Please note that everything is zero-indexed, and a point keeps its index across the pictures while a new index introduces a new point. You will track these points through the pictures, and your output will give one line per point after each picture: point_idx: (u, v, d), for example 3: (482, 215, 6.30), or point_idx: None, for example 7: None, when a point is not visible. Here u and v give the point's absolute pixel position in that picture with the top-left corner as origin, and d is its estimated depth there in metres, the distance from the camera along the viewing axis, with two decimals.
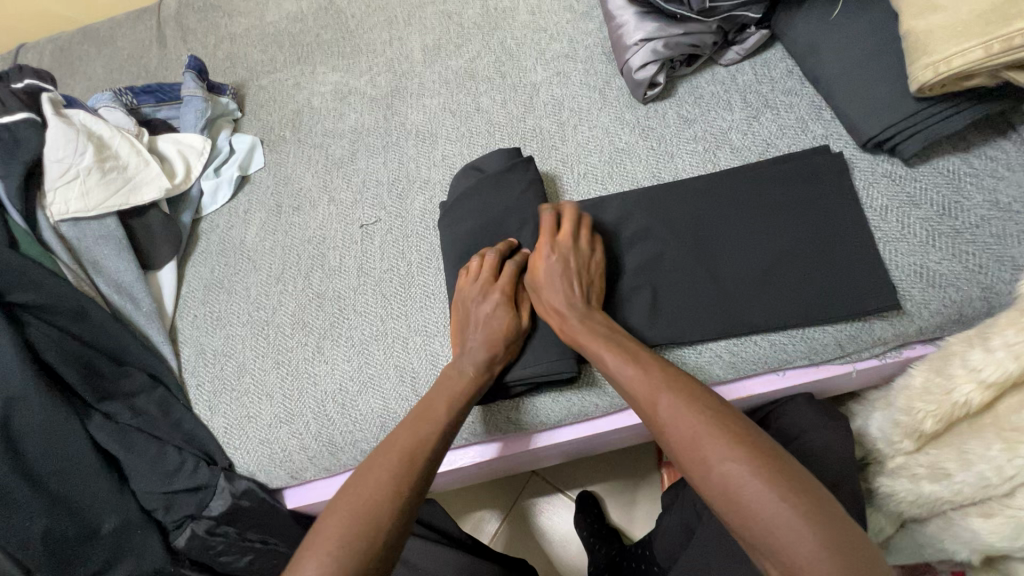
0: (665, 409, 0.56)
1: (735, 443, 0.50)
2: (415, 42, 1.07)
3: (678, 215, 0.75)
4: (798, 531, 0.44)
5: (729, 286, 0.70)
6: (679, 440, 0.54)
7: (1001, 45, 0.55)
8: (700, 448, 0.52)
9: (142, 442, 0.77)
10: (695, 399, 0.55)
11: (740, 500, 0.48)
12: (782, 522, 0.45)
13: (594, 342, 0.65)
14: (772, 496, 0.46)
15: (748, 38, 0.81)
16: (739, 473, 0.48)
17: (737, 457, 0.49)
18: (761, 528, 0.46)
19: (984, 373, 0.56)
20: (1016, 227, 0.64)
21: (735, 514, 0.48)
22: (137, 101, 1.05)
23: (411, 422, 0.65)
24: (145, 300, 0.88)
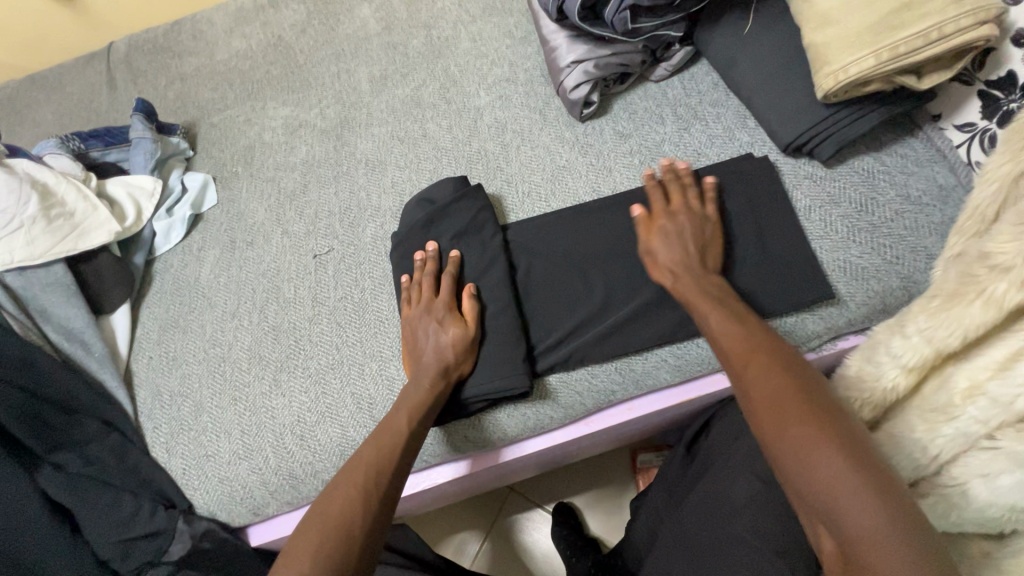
0: (754, 369, 0.56)
1: (823, 411, 0.50)
2: (362, 73, 1.10)
3: (619, 226, 0.78)
4: (866, 502, 0.44)
5: (671, 292, 0.72)
6: (755, 399, 0.54)
7: (889, 52, 0.59)
8: (779, 407, 0.52)
9: (94, 490, 0.75)
10: (784, 364, 0.56)
11: (807, 459, 0.47)
12: (847, 486, 0.45)
13: (698, 300, 0.65)
14: (842, 461, 0.46)
15: (674, 55, 0.85)
16: (816, 438, 0.48)
17: (810, 422, 0.49)
18: (823, 492, 0.46)
19: (904, 359, 0.57)
20: (926, 219, 0.68)
21: (792, 470, 0.48)
22: (86, 146, 1.04)
23: (375, 438, 0.66)
24: (96, 345, 0.87)
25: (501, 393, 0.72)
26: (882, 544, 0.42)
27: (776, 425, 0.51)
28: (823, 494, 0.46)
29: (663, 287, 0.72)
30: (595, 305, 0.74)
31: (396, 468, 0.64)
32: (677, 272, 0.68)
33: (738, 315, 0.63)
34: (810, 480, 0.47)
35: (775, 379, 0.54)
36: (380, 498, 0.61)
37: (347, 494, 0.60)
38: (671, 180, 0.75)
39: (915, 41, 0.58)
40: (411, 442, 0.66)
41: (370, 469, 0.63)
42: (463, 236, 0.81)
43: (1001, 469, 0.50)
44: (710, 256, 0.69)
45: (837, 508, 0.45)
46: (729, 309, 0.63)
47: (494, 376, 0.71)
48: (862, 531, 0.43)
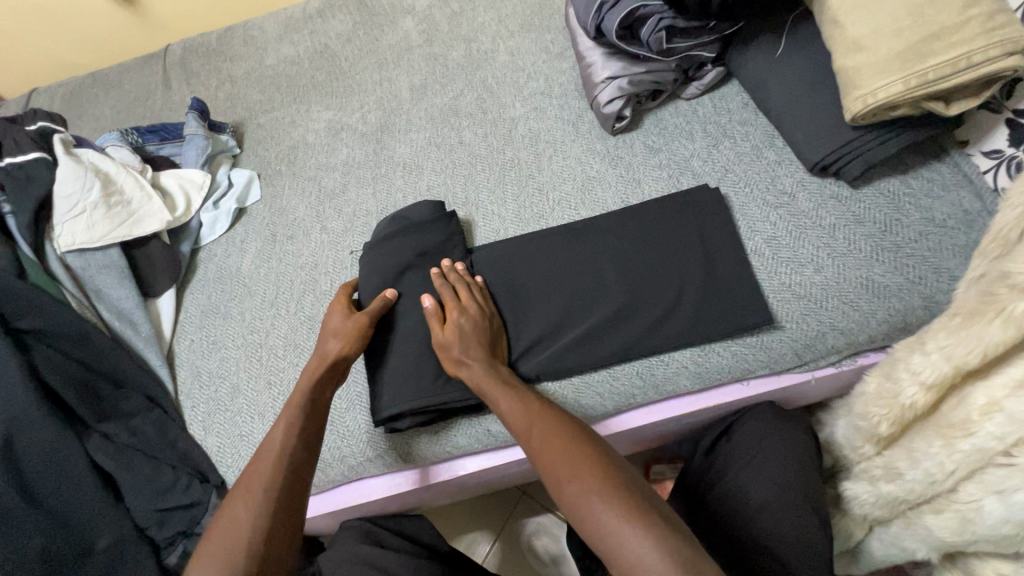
0: (537, 437, 0.64)
1: (592, 465, 0.59)
2: (403, 81, 1.15)
3: (616, 242, 0.80)
4: (627, 532, 0.53)
5: (631, 312, 0.75)
6: (548, 465, 0.62)
7: (917, 79, 0.61)
8: (563, 473, 0.60)
9: (137, 460, 0.80)
10: (560, 428, 0.64)
11: (592, 517, 0.56)
12: (612, 528, 0.54)
13: (486, 383, 0.70)
14: (602, 504, 0.55)
15: (706, 74, 0.88)
16: (583, 493, 0.57)
17: (586, 479, 0.58)
18: (602, 538, 0.54)
19: (923, 376, 0.58)
20: (951, 241, 0.70)
21: (582, 526, 0.57)
22: (143, 140, 1.11)
23: (256, 461, 0.68)
24: (143, 325, 0.92)
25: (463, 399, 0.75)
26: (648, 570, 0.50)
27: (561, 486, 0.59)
28: (605, 540, 0.54)
29: (621, 308, 0.75)
30: (554, 320, 0.77)
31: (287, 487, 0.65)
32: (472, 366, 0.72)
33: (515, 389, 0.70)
34: (595, 528, 0.55)
35: (559, 448, 0.62)
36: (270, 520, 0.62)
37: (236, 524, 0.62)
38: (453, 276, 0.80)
39: (944, 69, 0.60)
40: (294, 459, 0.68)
41: (255, 495, 0.64)
42: (426, 255, 0.85)
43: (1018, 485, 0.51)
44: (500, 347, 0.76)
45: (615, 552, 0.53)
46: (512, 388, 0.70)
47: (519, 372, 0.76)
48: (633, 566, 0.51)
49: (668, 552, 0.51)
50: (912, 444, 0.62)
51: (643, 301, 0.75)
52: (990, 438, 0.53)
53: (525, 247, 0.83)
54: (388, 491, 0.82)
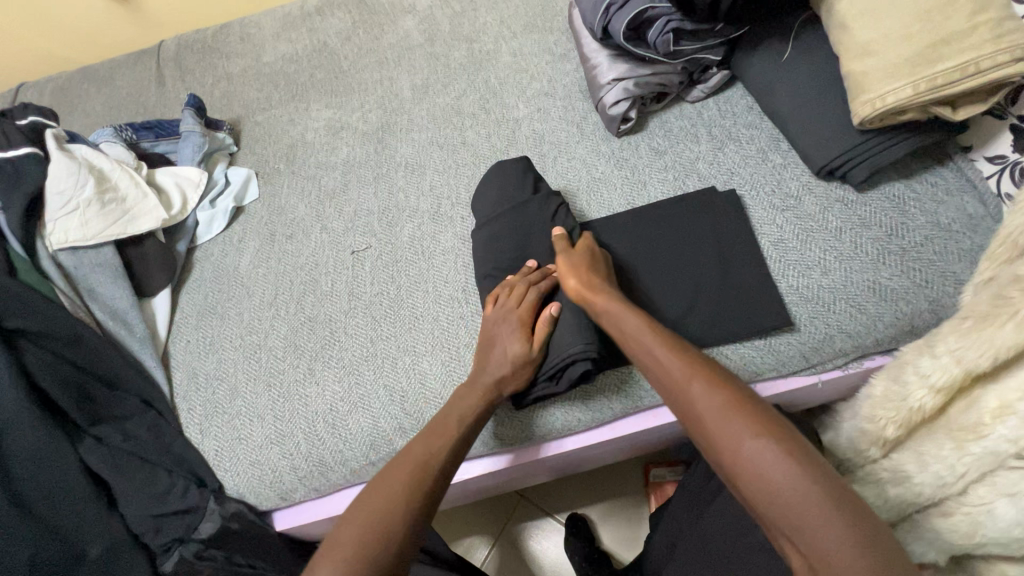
0: (695, 388, 0.57)
1: (766, 428, 0.52)
2: (404, 80, 1.14)
3: (629, 240, 0.79)
4: (825, 507, 0.47)
5: (647, 307, 0.74)
6: (703, 426, 0.55)
7: (926, 84, 0.62)
8: (727, 435, 0.53)
9: (132, 465, 0.77)
10: (722, 381, 0.56)
11: (767, 485, 0.49)
12: (805, 502, 0.47)
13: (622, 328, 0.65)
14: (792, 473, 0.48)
15: (711, 77, 0.88)
16: (768, 457, 0.50)
17: (759, 444, 0.51)
18: (783, 509, 0.48)
19: (933, 378, 0.59)
20: (956, 245, 0.70)
21: (755, 491, 0.50)
22: (137, 137, 1.09)
23: (396, 464, 0.64)
24: (138, 326, 0.90)
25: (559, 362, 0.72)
26: (843, 555, 0.44)
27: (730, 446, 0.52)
28: (786, 513, 0.48)
29: (638, 302, 0.75)
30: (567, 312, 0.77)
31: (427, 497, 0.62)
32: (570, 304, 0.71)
33: (657, 337, 0.63)
34: (771, 497, 0.49)
35: (723, 406, 0.54)
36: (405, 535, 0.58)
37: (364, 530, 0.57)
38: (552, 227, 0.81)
39: (952, 75, 0.61)
40: (435, 467, 0.64)
41: (388, 505, 0.60)
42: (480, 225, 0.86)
43: None
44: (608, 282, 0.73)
45: (798, 527, 0.47)
46: (663, 335, 0.63)
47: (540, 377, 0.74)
48: (826, 547, 0.45)
49: (868, 537, 0.45)
50: (921, 447, 0.62)
51: (662, 295, 0.74)
52: (1003, 441, 0.53)
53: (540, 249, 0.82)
54: None
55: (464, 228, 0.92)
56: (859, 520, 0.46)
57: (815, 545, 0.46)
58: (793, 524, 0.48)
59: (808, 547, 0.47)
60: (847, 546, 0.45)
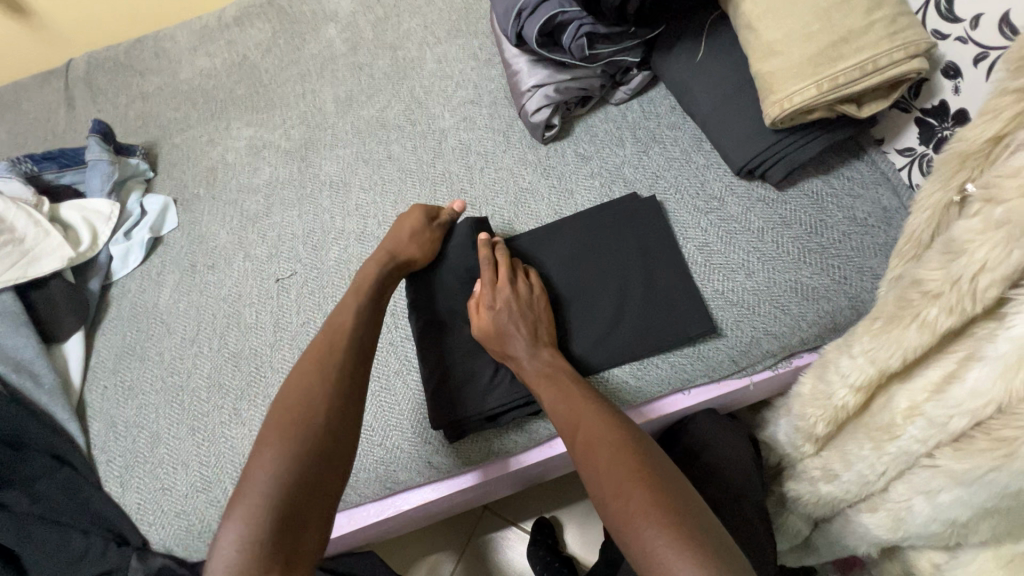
0: (583, 440, 0.60)
1: (636, 476, 0.55)
2: (327, 93, 1.09)
3: (560, 253, 0.78)
4: (676, 555, 0.48)
5: (581, 322, 0.73)
6: (590, 472, 0.58)
7: (829, 83, 0.62)
8: (604, 484, 0.56)
9: (42, 530, 0.73)
10: (609, 431, 0.59)
11: (630, 531, 0.52)
12: (659, 552, 0.49)
13: (534, 379, 0.67)
14: (651, 523, 0.50)
15: (633, 79, 0.87)
16: (632, 508, 0.52)
17: (628, 492, 0.54)
18: (642, 559, 0.50)
19: (851, 378, 0.59)
20: (872, 240, 0.71)
21: (624, 541, 0.52)
22: (39, 168, 1.01)
23: (283, 401, 0.61)
24: (46, 376, 0.83)
25: (501, 406, 0.72)
26: None
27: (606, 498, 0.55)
28: (645, 563, 0.50)
29: (572, 318, 0.74)
30: None
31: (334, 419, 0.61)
32: (515, 357, 0.69)
33: (562, 386, 0.65)
34: (634, 547, 0.51)
35: (605, 454, 0.57)
36: (318, 462, 0.58)
37: (274, 469, 0.56)
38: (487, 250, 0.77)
39: (853, 73, 0.61)
40: (323, 391, 0.62)
41: (284, 436, 0.58)
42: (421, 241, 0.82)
43: (942, 487, 0.52)
44: (544, 331, 0.71)
45: (651, 569, 0.49)
46: (564, 385, 0.65)
47: (476, 407, 0.72)
48: None
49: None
50: (845, 445, 0.62)
51: (594, 310, 0.74)
52: (914, 441, 0.53)
53: (471, 271, 0.80)
54: None
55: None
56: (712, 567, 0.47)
57: None
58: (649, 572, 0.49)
59: None
60: None
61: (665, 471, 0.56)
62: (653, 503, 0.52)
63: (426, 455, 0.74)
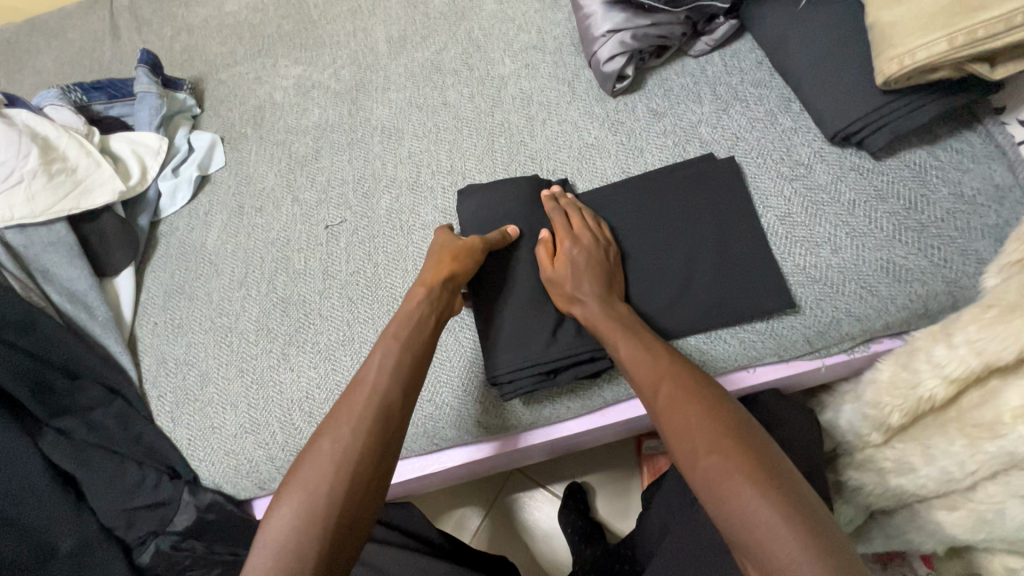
0: (667, 397, 0.56)
1: (730, 436, 0.51)
2: (380, 33, 1.03)
3: (624, 213, 0.73)
4: (776, 524, 0.45)
5: (647, 283, 0.69)
6: (674, 429, 0.54)
7: (965, 37, 0.54)
8: (692, 441, 0.52)
9: (98, 458, 0.74)
10: (697, 389, 0.56)
11: (724, 492, 0.48)
12: (760, 517, 0.46)
13: (609, 328, 0.63)
14: (749, 486, 0.47)
15: (717, 28, 0.79)
16: (724, 469, 0.49)
17: (721, 450, 0.50)
18: (737, 521, 0.47)
19: (947, 369, 0.55)
20: (980, 221, 0.64)
21: (712, 503, 0.49)
22: (88, 98, 0.99)
23: (308, 455, 0.56)
24: (100, 309, 0.84)
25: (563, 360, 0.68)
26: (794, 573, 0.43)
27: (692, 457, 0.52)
28: (742, 530, 0.46)
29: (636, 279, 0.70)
30: None
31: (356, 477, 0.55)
32: (585, 304, 0.66)
33: (643, 340, 0.62)
34: (728, 510, 0.48)
35: (693, 412, 0.54)
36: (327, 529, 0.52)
37: (285, 526, 0.52)
38: (565, 201, 0.74)
39: (996, 26, 0.53)
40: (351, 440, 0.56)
41: (307, 492, 0.53)
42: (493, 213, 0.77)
43: None
44: (617, 282, 0.68)
45: (748, 533, 0.46)
46: (643, 340, 0.62)
47: (519, 359, 0.69)
48: (776, 562, 0.44)
49: (822, 552, 0.43)
50: (928, 439, 0.59)
51: (660, 273, 0.69)
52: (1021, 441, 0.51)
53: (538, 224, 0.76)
54: None
55: (446, 201, 0.86)
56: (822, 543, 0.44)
57: (770, 560, 0.44)
58: (747, 537, 0.46)
59: (763, 564, 0.45)
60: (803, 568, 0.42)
61: (761, 434, 0.52)
62: (754, 466, 0.49)
63: (472, 413, 0.73)
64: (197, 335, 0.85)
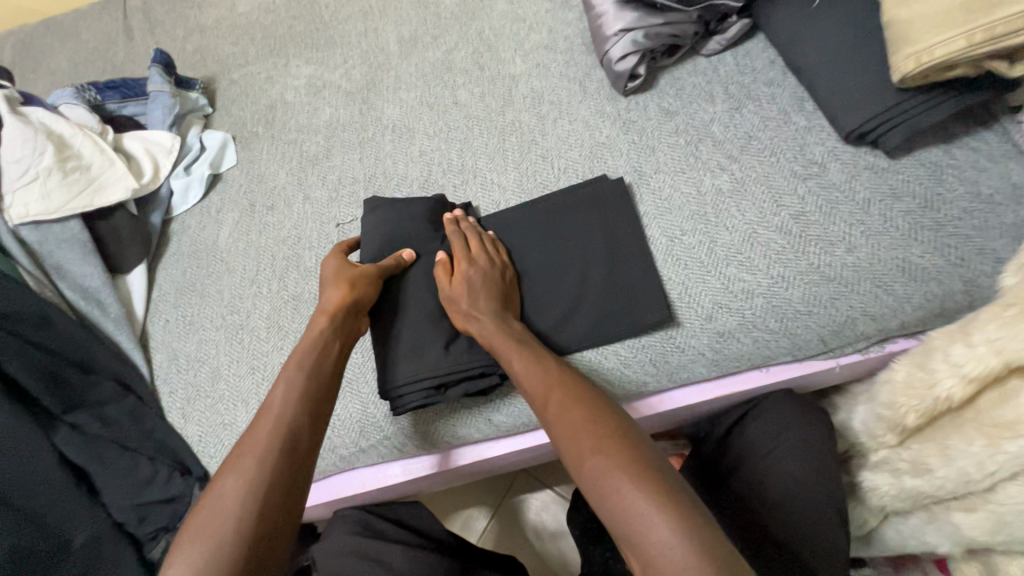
0: (554, 405, 0.57)
1: (607, 438, 0.52)
2: (391, 33, 1.04)
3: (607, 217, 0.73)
4: (650, 515, 0.46)
5: (602, 291, 0.69)
6: (562, 434, 0.54)
7: (983, 33, 0.54)
8: (578, 444, 0.52)
9: (111, 453, 0.75)
10: (580, 394, 0.57)
11: (603, 490, 0.48)
12: (636, 510, 0.46)
13: (498, 339, 0.64)
14: (625, 481, 0.48)
15: (729, 27, 0.79)
16: (606, 468, 0.49)
17: (603, 450, 0.51)
18: (621, 516, 0.47)
19: (965, 369, 0.55)
20: (998, 220, 0.64)
21: (597, 502, 0.49)
22: (102, 97, 1.00)
23: (199, 510, 0.52)
24: (112, 305, 0.84)
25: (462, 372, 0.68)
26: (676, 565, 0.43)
27: (578, 459, 0.52)
28: (626, 526, 0.46)
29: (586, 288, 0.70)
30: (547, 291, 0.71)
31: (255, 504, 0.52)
32: (478, 320, 0.66)
33: (531, 349, 0.62)
34: (614, 508, 0.48)
35: (577, 417, 0.54)
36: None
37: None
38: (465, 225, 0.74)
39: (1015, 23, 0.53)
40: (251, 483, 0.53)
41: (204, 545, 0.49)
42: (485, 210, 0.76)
43: None
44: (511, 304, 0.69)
45: (629, 528, 0.46)
46: (532, 350, 0.62)
47: (444, 363, 0.68)
48: (659, 555, 0.44)
49: (694, 539, 0.44)
50: (945, 439, 0.58)
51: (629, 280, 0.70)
52: None
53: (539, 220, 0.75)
54: (382, 481, 0.78)
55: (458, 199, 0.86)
56: (694, 528, 0.45)
57: (651, 552, 0.44)
58: (633, 535, 0.46)
59: (647, 559, 0.45)
60: (676, 556, 0.43)
61: (634, 432, 0.53)
62: (629, 463, 0.49)
63: (485, 410, 0.73)
64: (208, 332, 0.85)
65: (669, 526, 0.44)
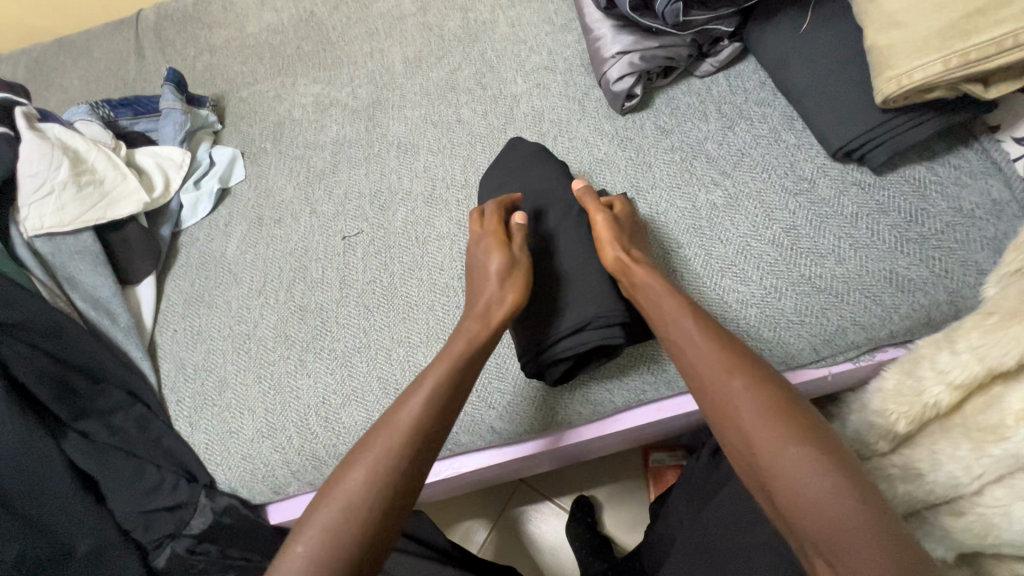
0: (738, 385, 0.56)
1: (809, 434, 0.51)
2: (396, 53, 1.08)
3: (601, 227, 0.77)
4: (856, 522, 0.46)
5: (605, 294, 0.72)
6: (743, 420, 0.54)
7: (957, 59, 0.57)
8: (769, 434, 0.52)
9: (118, 460, 0.75)
10: (767, 383, 0.55)
11: (802, 489, 0.49)
12: (840, 514, 0.47)
13: (666, 310, 0.63)
14: (829, 485, 0.48)
15: (722, 50, 0.83)
16: (805, 465, 0.50)
17: (804, 447, 0.50)
18: (816, 516, 0.48)
19: (951, 375, 0.58)
20: (979, 233, 0.66)
21: (785, 495, 0.50)
22: (115, 114, 1.03)
23: (339, 494, 0.56)
24: (122, 315, 0.86)
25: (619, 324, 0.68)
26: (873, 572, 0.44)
27: (769, 450, 0.52)
28: (820, 528, 0.47)
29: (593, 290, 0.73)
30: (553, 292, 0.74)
31: (367, 522, 0.55)
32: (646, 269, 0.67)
33: (705, 327, 0.61)
34: (808, 507, 0.48)
35: (767, 406, 0.54)
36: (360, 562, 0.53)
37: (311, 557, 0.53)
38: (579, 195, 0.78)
39: (988, 49, 0.56)
40: (391, 477, 0.57)
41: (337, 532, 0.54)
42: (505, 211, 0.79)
43: None
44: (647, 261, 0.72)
45: (829, 528, 0.47)
46: (706, 326, 0.61)
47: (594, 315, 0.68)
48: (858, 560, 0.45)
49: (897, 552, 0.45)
50: (933, 444, 0.60)
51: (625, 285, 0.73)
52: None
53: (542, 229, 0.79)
54: None
55: (461, 213, 0.88)
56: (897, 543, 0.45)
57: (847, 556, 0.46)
58: (829, 535, 0.47)
59: (837, 560, 0.46)
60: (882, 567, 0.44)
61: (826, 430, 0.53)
62: (833, 465, 0.49)
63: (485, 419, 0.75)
64: (215, 342, 0.87)
65: (855, 511, 0.47)
